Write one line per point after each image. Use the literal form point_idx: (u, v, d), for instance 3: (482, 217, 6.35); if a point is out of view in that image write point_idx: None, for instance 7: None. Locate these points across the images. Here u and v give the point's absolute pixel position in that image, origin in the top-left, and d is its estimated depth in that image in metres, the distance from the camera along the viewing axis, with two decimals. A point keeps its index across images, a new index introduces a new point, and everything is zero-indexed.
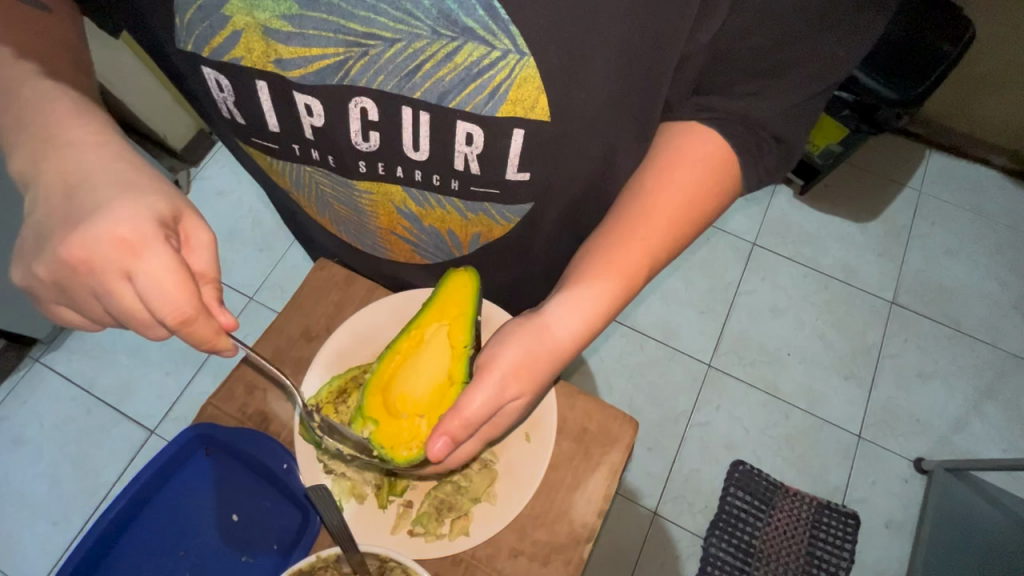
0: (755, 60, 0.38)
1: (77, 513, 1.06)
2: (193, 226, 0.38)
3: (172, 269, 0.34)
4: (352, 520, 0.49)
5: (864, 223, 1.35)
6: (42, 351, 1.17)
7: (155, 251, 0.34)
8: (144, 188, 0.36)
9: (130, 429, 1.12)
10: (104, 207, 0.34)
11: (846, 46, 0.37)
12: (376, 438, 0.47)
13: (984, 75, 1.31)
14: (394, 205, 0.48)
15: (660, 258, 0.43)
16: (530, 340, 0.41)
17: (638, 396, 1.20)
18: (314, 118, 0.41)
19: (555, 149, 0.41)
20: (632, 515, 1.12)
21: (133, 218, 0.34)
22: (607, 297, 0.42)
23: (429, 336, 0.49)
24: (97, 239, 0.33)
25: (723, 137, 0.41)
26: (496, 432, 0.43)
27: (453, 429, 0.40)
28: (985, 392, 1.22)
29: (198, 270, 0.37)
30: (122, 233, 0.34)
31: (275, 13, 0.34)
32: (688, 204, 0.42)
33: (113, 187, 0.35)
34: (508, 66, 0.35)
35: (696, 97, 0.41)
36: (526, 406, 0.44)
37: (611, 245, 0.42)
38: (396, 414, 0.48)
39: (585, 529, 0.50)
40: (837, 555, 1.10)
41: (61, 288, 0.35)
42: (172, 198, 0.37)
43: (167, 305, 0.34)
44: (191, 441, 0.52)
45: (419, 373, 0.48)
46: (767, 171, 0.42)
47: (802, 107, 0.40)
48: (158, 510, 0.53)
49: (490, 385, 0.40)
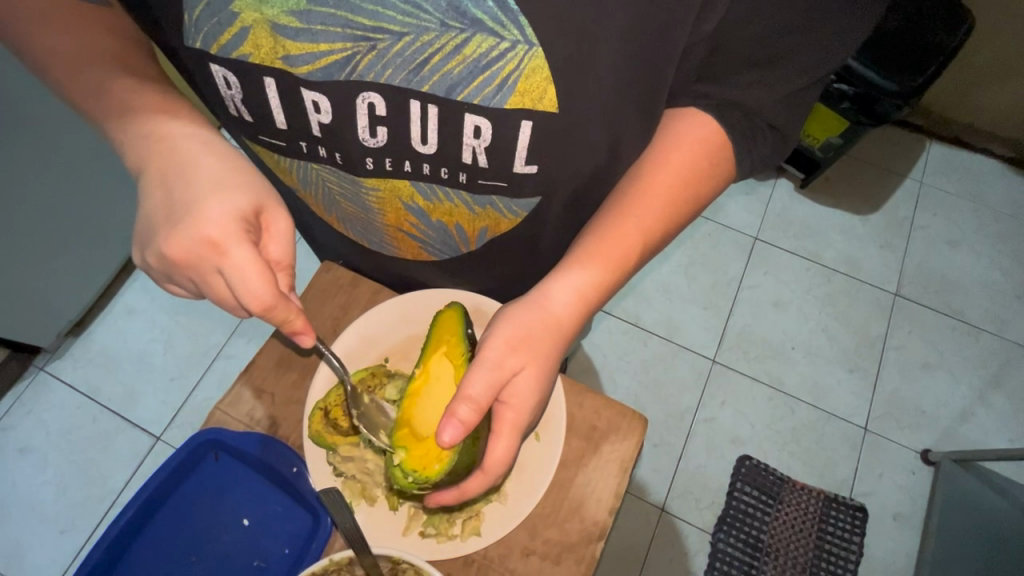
0: (759, 48, 0.38)
1: (85, 521, 1.06)
2: (273, 217, 0.40)
3: (255, 268, 0.37)
4: (364, 521, 0.49)
5: (865, 216, 1.35)
6: (46, 359, 1.16)
7: (238, 250, 0.37)
8: (232, 187, 0.38)
9: (135, 436, 1.12)
10: (195, 206, 0.37)
11: (843, 34, 0.37)
12: (407, 464, 0.45)
13: (982, 65, 1.31)
14: (401, 200, 0.48)
15: (659, 234, 0.43)
16: (525, 309, 0.41)
17: (643, 393, 1.20)
18: (321, 114, 0.41)
19: (563, 141, 0.41)
20: (640, 513, 1.11)
21: (221, 218, 0.37)
22: (606, 267, 0.42)
23: (436, 367, 0.48)
24: (188, 236, 0.37)
25: (721, 123, 0.41)
26: (521, 419, 0.40)
27: (461, 410, 0.38)
28: (990, 382, 1.22)
29: (277, 258, 0.40)
30: (208, 233, 0.37)
31: (283, 8, 0.34)
32: (685, 187, 0.42)
33: (205, 185, 0.38)
34: (517, 56, 0.35)
35: (698, 84, 0.41)
36: (540, 385, 0.41)
37: (605, 225, 0.42)
38: (420, 437, 0.46)
39: (597, 526, 0.50)
40: (845, 549, 1.09)
41: (171, 275, 0.39)
42: (258, 189, 0.40)
43: (252, 297, 0.37)
44: (199, 448, 0.52)
45: (434, 399, 0.47)
46: (764, 158, 0.43)
47: (799, 96, 0.40)
48: (168, 517, 0.53)
49: (486, 357, 0.40)
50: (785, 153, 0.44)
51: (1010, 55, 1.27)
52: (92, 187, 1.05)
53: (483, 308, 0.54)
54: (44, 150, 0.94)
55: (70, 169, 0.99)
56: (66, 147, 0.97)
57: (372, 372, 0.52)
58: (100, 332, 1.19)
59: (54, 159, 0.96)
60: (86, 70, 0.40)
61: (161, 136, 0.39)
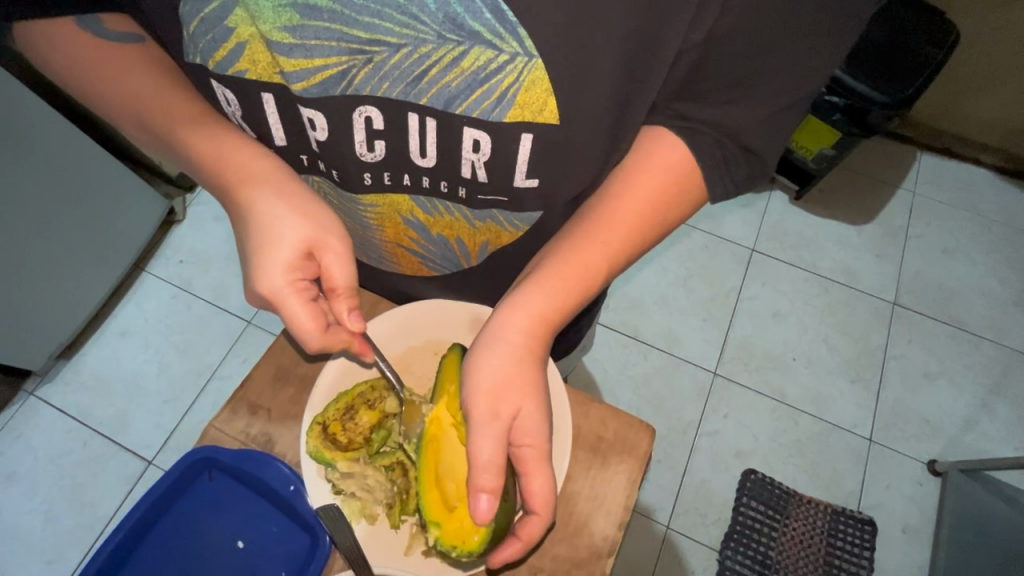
0: (744, 61, 0.37)
1: (74, 551, 1.03)
2: (323, 247, 0.41)
3: (305, 319, 0.39)
4: (365, 541, 0.47)
5: (860, 226, 1.36)
6: (36, 383, 1.14)
7: (289, 305, 0.39)
8: (280, 229, 0.40)
9: (127, 461, 1.09)
10: (254, 257, 0.40)
11: (823, 54, 0.36)
12: (445, 541, 0.44)
13: (968, 77, 1.33)
14: (400, 215, 0.47)
15: (625, 249, 0.42)
16: (493, 356, 0.40)
17: (644, 407, 1.19)
18: (317, 131, 0.40)
19: (562, 154, 0.41)
20: (645, 531, 1.09)
21: (271, 273, 0.39)
22: (568, 289, 0.41)
23: (444, 414, 0.47)
24: (253, 290, 0.40)
25: (690, 147, 0.40)
26: (544, 449, 0.40)
27: (485, 481, 0.38)
28: (993, 389, 1.22)
29: (338, 282, 0.40)
30: (265, 290, 0.39)
31: (276, 24, 0.34)
32: (649, 210, 0.42)
33: (257, 235, 0.40)
34: (517, 68, 0.35)
35: (675, 103, 0.41)
36: (540, 407, 0.40)
37: (555, 260, 0.41)
38: (449, 508, 0.45)
39: (606, 542, 0.48)
40: (856, 563, 1.07)
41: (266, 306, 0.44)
42: (306, 220, 0.40)
43: (308, 342, 0.40)
44: (194, 466, 0.50)
45: (454, 451, 0.46)
46: (739, 183, 0.42)
47: (780, 117, 0.39)
48: (160, 538, 0.51)
49: (479, 416, 0.38)
50: (764, 177, 0.43)
51: (994, 67, 1.30)
52: (82, 208, 1.04)
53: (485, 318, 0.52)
54: (32, 171, 0.93)
55: (59, 190, 0.99)
56: (55, 166, 0.96)
57: (373, 386, 0.51)
58: (93, 355, 1.17)
59: (42, 180, 0.95)
60: (141, 112, 0.42)
61: (225, 167, 0.41)
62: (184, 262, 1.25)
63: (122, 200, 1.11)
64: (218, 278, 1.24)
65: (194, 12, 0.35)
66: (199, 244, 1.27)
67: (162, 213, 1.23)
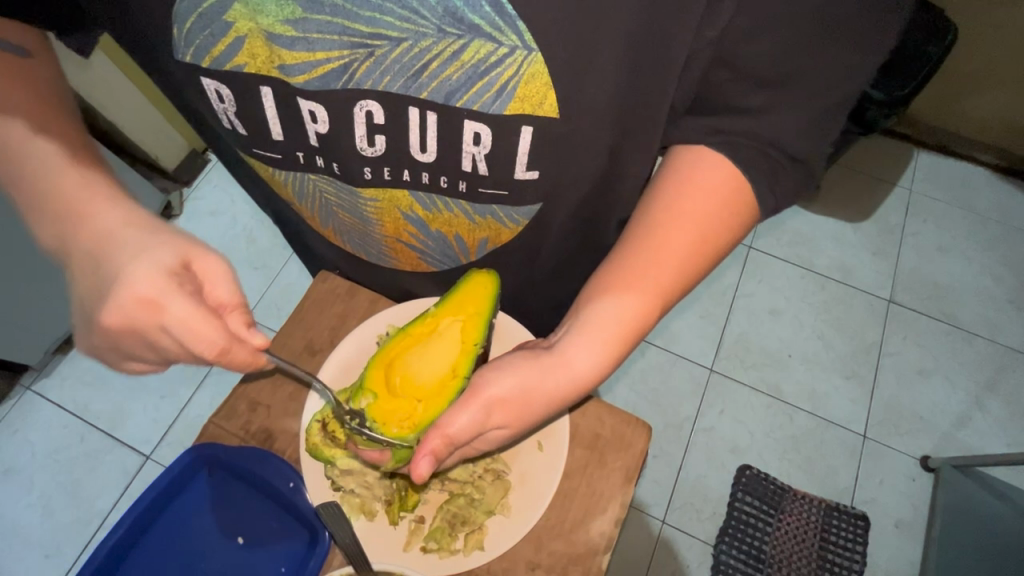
0: (766, 67, 0.33)
1: (70, 545, 1.03)
2: (206, 264, 0.38)
3: (198, 312, 0.35)
4: (363, 536, 0.48)
5: (857, 223, 1.36)
6: (31, 378, 1.14)
7: (175, 301, 0.35)
8: (153, 244, 0.36)
9: (125, 455, 1.09)
10: (119, 269, 0.35)
11: (860, 52, 0.32)
12: (370, 411, 0.47)
13: (966, 75, 1.34)
14: (400, 210, 0.47)
15: (652, 311, 0.40)
16: (526, 380, 0.40)
17: (641, 403, 1.19)
18: (318, 124, 0.40)
19: (561, 147, 0.41)
20: (641, 526, 1.10)
21: (145, 276, 0.35)
22: (600, 353, 0.40)
23: (444, 326, 0.48)
24: (118, 303, 0.35)
25: (737, 165, 0.37)
26: (477, 451, 0.44)
27: (436, 447, 0.40)
28: (987, 386, 1.23)
29: (224, 301, 0.38)
30: (139, 291, 0.35)
31: (278, 18, 0.33)
32: (696, 246, 0.39)
33: (123, 251, 0.36)
34: (516, 62, 0.35)
35: (709, 118, 0.37)
36: (510, 437, 0.43)
37: (619, 277, 0.40)
38: (392, 392, 0.48)
39: (603, 537, 0.49)
40: (848, 558, 1.08)
41: (111, 349, 0.37)
42: (184, 242, 0.38)
43: (201, 344, 0.35)
44: (194, 462, 0.50)
45: (424, 356, 0.48)
46: (787, 196, 0.38)
47: (825, 119, 0.35)
48: (159, 536, 0.51)
49: (478, 407, 0.40)
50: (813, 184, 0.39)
51: (994, 66, 1.30)
52: None
53: None
54: None
55: None
56: None
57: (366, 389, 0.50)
58: None
59: None
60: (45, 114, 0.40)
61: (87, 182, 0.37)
62: None
63: None
64: None
65: (192, 7, 0.34)
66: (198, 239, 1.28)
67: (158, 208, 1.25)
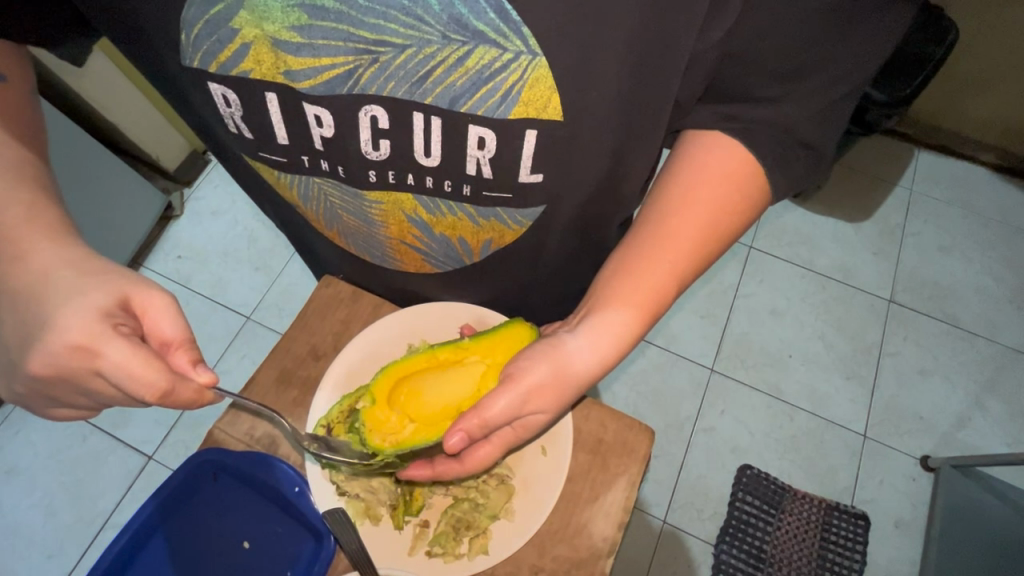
0: (782, 60, 0.35)
1: (73, 545, 1.04)
2: (147, 297, 0.38)
3: (134, 354, 0.35)
4: (367, 541, 0.48)
5: (857, 223, 1.37)
6: None
7: (111, 346, 0.35)
8: (86, 286, 0.36)
9: (127, 456, 1.09)
10: (47, 320, 0.35)
11: (874, 40, 0.34)
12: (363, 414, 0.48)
13: (967, 73, 1.33)
14: (404, 213, 0.47)
15: (673, 289, 0.41)
16: (555, 359, 0.41)
17: (642, 403, 1.20)
18: (323, 129, 0.40)
19: (566, 150, 0.41)
20: (642, 527, 1.10)
21: (77, 322, 0.35)
22: (631, 322, 0.41)
23: (470, 362, 0.49)
24: (52, 350, 0.35)
25: (750, 149, 0.38)
26: (517, 440, 0.44)
27: (472, 427, 0.41)
28: (987, 386, 1.23)
29: (169, 339, 0.37)
30: (71, 338, 0.35)
31: (283, 24, 0.33)
32: (715, 221, 0.40)
33: (53, 298, 0.36)
34: (521, 67, 0.35)
35: (724, 105, 0.39)
36: (548, 420, 0.43)
37: (644, 255, 0.41)
38: (390, 402, 0.49)
39: (606, 542, 0.49)
40: (848, 558, 1.09)
41: (50, 394, 0.37)
42: (117, 281, 0.37)
43: (142, 387, 0.35)
44: (200, 466, 0.51)
45: (441, 384, 0.48)
46: (799, 179, 0.40)
47: (832, 109, 0.37)
48: (164, 541, 0.51)
49: (514, 393, 0.41)
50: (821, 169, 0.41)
51: (995, 66, 1.30)
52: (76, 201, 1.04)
53: (485, 319, 0.54)
54: None
55: None
56: None
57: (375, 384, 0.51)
58: None
59: None
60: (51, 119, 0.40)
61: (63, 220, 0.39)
62: (181, 258, 1.27)
63: (111, 192, 1.13)
64: (217, 274, 1.26)
65: (199, 14, 0.34)
66: (199, 239, 1.29)
67: (158, 208, 1.25)
